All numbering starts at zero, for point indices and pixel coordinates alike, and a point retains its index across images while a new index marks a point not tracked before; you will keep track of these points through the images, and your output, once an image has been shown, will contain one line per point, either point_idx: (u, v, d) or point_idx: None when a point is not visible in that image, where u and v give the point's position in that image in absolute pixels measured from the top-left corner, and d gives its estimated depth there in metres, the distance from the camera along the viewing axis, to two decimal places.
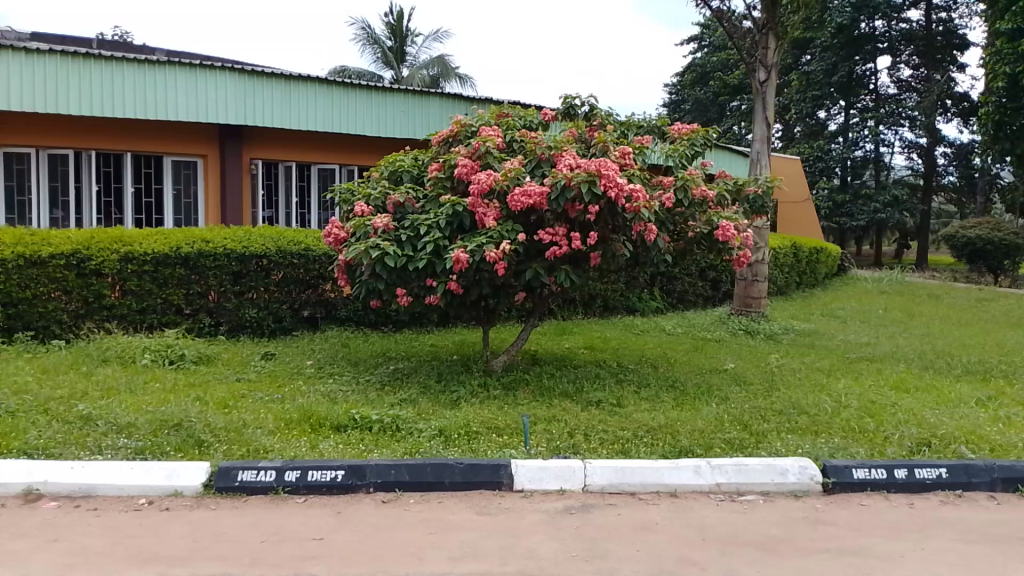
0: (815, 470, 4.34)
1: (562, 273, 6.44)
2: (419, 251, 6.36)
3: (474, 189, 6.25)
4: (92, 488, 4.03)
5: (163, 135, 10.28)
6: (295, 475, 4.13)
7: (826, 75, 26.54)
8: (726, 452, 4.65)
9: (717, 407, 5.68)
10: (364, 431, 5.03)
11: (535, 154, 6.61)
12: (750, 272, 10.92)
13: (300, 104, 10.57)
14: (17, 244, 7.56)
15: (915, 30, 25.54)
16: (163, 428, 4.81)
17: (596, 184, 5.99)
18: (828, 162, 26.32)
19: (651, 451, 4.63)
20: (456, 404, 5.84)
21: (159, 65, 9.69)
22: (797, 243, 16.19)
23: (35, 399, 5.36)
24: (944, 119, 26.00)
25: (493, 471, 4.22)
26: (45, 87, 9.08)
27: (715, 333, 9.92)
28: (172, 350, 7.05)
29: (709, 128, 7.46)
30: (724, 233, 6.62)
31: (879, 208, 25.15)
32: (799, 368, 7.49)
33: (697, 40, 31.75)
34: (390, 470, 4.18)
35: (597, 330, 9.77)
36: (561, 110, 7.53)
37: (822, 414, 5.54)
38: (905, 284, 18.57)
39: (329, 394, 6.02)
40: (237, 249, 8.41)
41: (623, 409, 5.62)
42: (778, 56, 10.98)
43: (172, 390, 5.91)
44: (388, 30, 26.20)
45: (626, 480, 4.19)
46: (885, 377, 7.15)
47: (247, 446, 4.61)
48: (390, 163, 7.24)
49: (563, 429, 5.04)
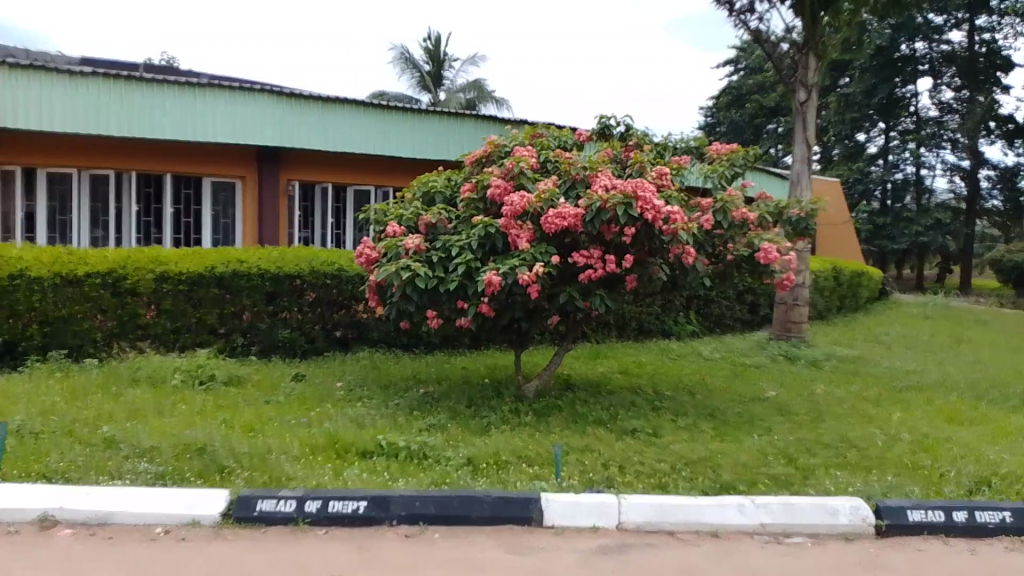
0: (868, 511, 4.06)
1: (597, 298, 6.26)
2: (451, 273, 6.22)
3: (507, 211, 6.09)
4: (110, 516, 3.91)
5: (200, 156, 10.34)
6: (316, 506, 3.97)
7: (865, 97, 25.96)
8: (771, 489, 4.38)
9: (760, 439, 5.42)
10: (391, 458, 4.87)
11: (569, 175, 6.42)
12: (790, 296, 10.61)
13: (336, 124, 10.57)
14: (54, 263, 7.57)
15: (956, 52, 25.05)
16: (186, 452, 4.70)
17: (632, 206, 5.83)
18: (868, 184, 25.76)
19: (691, 487, 4.37)
20: (486, 431, 5.64)
21: (199, 88, 9.75)
22: (839, 266, 15.78)
23: (61, 421, 5.30)
24: (989, 140, 25.39)
25: (523, 505, 4.01)
26: (87, 111, 9.19)
27: (755, 359, 9.60)
28: (203, 370, 6.99)
29: (749, 148, 7.23)
30: (767, 255, 6.40)
31: (923, 231, 24.55)
32: (845, 397, 7.16)
33: (734, 62, 31.57)
34: (416, 502, 3.99)
35: (632, 354, 9.54)
36: (596, 130, 7.40)
37: (873, 448, 5.23)
38: (951, 310, 17.95)
39: (357, 418, 5.87)
40: (271, 269, 8.36)
41: (661, 440, 5.38)
42: (819, 77, 10.72)
43: (199, 412, 5.82)
44: (427, 55, 26.44)
45: (665, 518, 3.96)
46: (937, 408, 6.79)
47: (270, 473, 4.45)
48: (422, 184, 7.14)
49: (598, 460, 4.82)
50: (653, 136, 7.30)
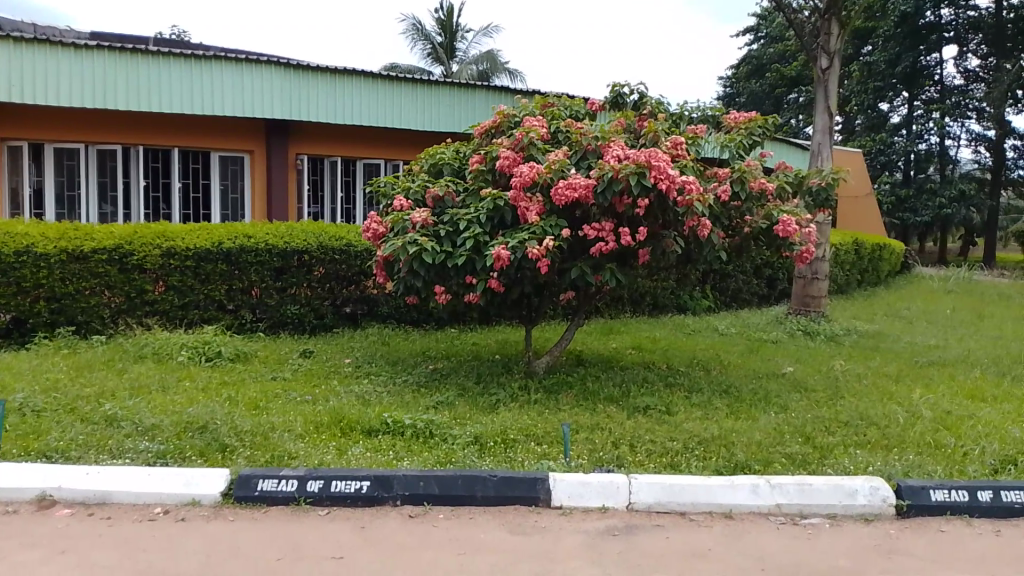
0: (888, 492, 3.90)
1: (608, 272, 6.09)
2: (459, 247, 6.05)
3: (516, 182, 5.90)
4: (108, 495, 3.84)
5: (208, 130, 10.19)
6: (318, 485, 3.87)
7: (889, 66, 25.42)
8: (787, 469, 4.23)
9: (776, 417, 5.27)
10: (396, 436, 4.77)
11: (580, 146, 6.24)
12: (809, 269, 10.37)
13: (345, 97, 10.38)
14: (61, 238, 7.50)
15: (984, 18, 24.37)
16: (188, 430, 4.61)
17: (646, 176, 5.61)
18: (891, 155, 25.16)
19: (704, 467, 4.24)
20: (494, 409, 5.52)
21: (206, 60, 9.58)
22: (859, 239, 15.50)
23: (63, 398, 5.23)
24: (1015, 110, 24.78)
25: (529, 485, 3.89)
26: (94, 85, 9.05)
27: (772, 334, 9.42)
28: (209, 347, 6.91)
29: (767, 117, 7.00)
30: (785, 228, 6.22)
31: (945, 204, 24.08)
32: (865, 374, 6.98)
33: (754, 31, 30.99)
34: (419, 482, 3.88)
35: (646, 329, 9.39)
36: (608, 99, 7.18)
37: (893, 426, 5.07)
38: (973, 283, 17.61)
39: (363, 395, 5.76)
40: (279, 244, 8.26)
41: (673, 418, 5.23)
42: (841, 44, 10.38)
43: (204, 389, 5.73)
44: (440, 26, 26.08)
45: (675, 499, 3.82)
46: (959, 385, 6.61)
47: (272, 452, 4.35)
48: (430, 157, 6.99)
49: (608, 439, 4.68)
50: (667, 104, 7.08)
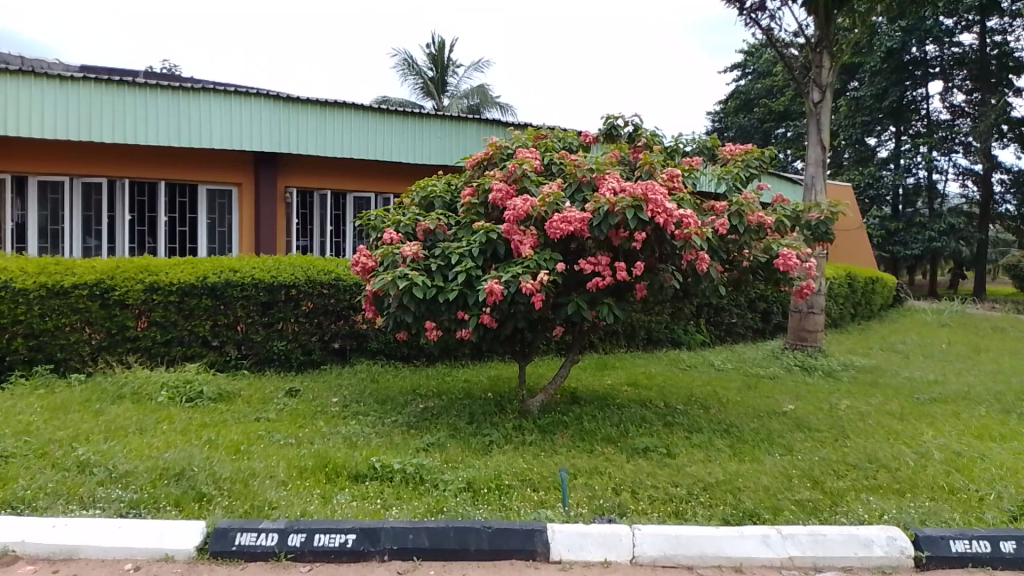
0: (906, 542, 3.69)
1: (605, 307, 5.90)
2: (450, 282, 5.86)
3: (510, 215, 5.73)
4: (74, 550, 3.58)
5: (196, 163, 10.02)
6: (300, 539, 3.62)
7: (876, 101, 25.77)
8: (797, 516, 4.01)
9: (781, 459, 5.06)
10: (384, 482, 4.52)
11: (575, 177, 6.08)
12: (805, 304, 10.23)
13: (335, 129, 10.26)
14: (41, 273, 7.25)
15: (968, 54, 24.60)
16: (164, 477, 4.36)
17: (642, 210, 5.45)
18: (879, 189, 25.35)
19: (710, 515, 4.01)
20: (487, 451, 5.29)
21: (194, 92, 9.43)
22: (852, 273, 15.41)
23: (34, 442, 4.96)
24: (1000, 144, 24.91)
25: (526, 537, 3.66)
26: (79, 115, 8.88)
27: (769, 370, 9.23)
28: (191, 386, 6.66)
29: (763, 149, 6.88)
30: (786, 261, 5.99)
31: (934, 236, 24.10)
32: (867, 412, 6.78)
33: (742, 67, 31.33)
34: (408, 534, 3.64)
35: (641, 365, 9.18)
36: (602, 130, 7.06)
37: (904, 469, 4.86)
38: (966, 317, 17.50)
39: (350, 437, 5.52)
40: (266, 278, 8.04)
41: (675, 461, 5.01)
42: (833, 77, 10.34)
43: (184, 431, 5.47)
44: (431, 61, 26.14)
45: (681, 551, 3.60)
46: (965, 423, 6.41)
47: (252, 501, 4.10)
48: (421, 189, 6.82)
49: (607, 484, 4.46)
50: (662, 137, 6.96)
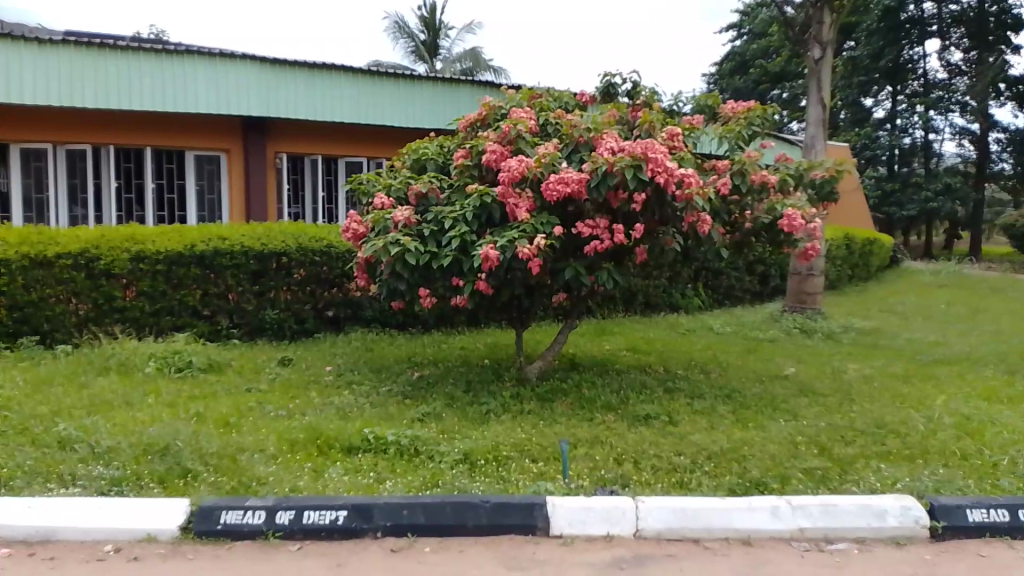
0: (920, 512, 3.56)
1: (604, 272, 5.72)
2: (444, 248, 5.65)
3: (505, 178, 5.52)
4: (52, 531, 3.42)
5: (183, 129, 9.73)
6: (289, 517, 3.47)
7: (873, 60, 25.30)
8: (806, 486, 3.87)
9: (786, 425, 4.92)
10: (379, 455, 4.36)
11: (572, 138, 5.86)
12: (806, 266, 10.04)
13: (325, 93, 9.95)
14: (23, 243, 7.03)
15: (966, 11, 24.13)
16: (148, 453, 4.19)
17: (642, 169, 5.24)
18: (876, 150, 25.02)
19: (717, 486, 3.86)
20: (484, 421, 5.13)
21: (178, 55, 9.11)
22: (850, 234, 15.21)
23: (14, 418, 4.79)
24: (998, 104, 24.43)
25: (526, 512, 3.51)
26: (60, 81, 8.55)
27: (768, 333, 9.08)
28: (180, 356, 6.48)
29: (767, 106, 6.62)
30: (790, 221, 5.74)
31: (931, 197, 23.88)
32: (871, 375, 6.63)
33: (737, 26, 30.79)
34: (402, 510, 3.49)
35: (639, 330, 9.02)
36: (599, 89, 6.81)
37: (913, 434, 4.73)
38: (963, 277, 17.35)
39: (343, 408, 5.34)
40: (255, 246, 7.83)
41: (678, 429, 4.85)
42: (834, 32, 10.00)
43: (171, 405, 5.30)
44: (422, 23, 25.62)
45: (687, 524, 3.46)
46: (971, 386, 6.27)
47: (240, 477, 3.94)
48: (413, 151, 6.60)
49: (609, 454, 4.31)
50: (662, 95, 6.71)
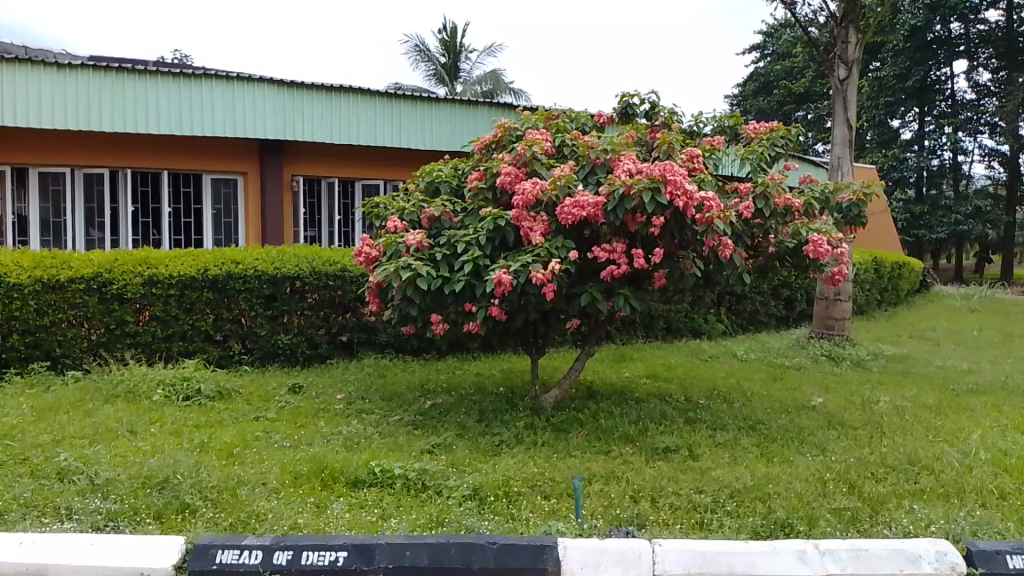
0: (957, 558, 3.32)
1: (621, 298, 5.53)
2: (456, 272, 5.50)
3: (519, 201, 5.37)
4: (42, 569, 3.28)
5: (200, 152, 9.72)
6: (286, 557, 3.30)
7: (899, 81, 24.97)
8: (835, 527, 3.64)
9: (813, 460, 4.68)
10: (385, 489, 4.19)
11: (588, 159, 5.71)
12: (832, 291, 9.77)
13: (341, 113, 9.91)
14: (36, 267, 6.99)
15: (994, 31, 23.82)
16: (148, 486, 4.06)
17: (661, 192, 5.05)
18: (904, 171, 24.57)
19: (740, 527, 3.64)
20: (496, 453, 4.94)
21: (195, 78, 9.12)
22: (878, 257, 14.90)
23: (15, 447, 4.68)
24: None
25: (536, 554, 3.31)
26: (77, 105, 8.58)
27: (794, 360, 8.81)
28: (189, 383, 6.36)
29: (790, 127, 6.45)
30: (816, 247, 5.55)
31: (960, 220, 23.43)
32: (902, 406, 6.37)
33: (760, 48, 30.66)
34: (405, 551, 3.31)
35: (660, 356, 8.80)
36: (617, 110, 6.67)
37: (948, 471, 4.48)
38: (997, 301, 16.90)
39: (351, 439, 5.18)
40: (268, 270, 7.73)
41: (699, 463, 4.64)
42: (860, 51, 9.81)
43: (176, 434, 5.17)
44: (443, 47, 25.76)
45: (707, 569, 3.24)
46: (1008, 418, 5.99)
47: (240, 513, 3.78)
48: (427, 173, 6.48)
49: (626, 491, 4.11)
50: (681, 115, 6.55)
